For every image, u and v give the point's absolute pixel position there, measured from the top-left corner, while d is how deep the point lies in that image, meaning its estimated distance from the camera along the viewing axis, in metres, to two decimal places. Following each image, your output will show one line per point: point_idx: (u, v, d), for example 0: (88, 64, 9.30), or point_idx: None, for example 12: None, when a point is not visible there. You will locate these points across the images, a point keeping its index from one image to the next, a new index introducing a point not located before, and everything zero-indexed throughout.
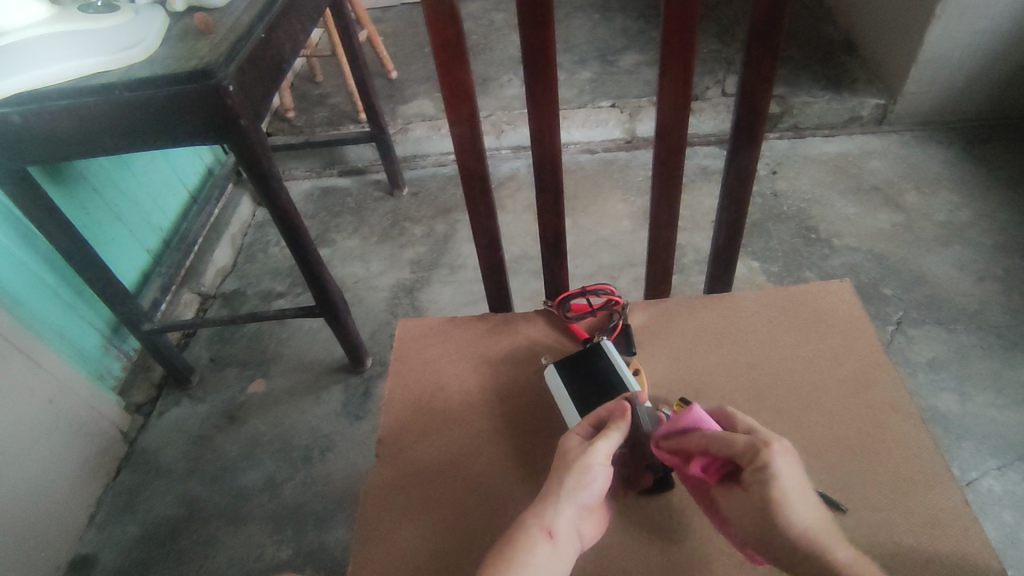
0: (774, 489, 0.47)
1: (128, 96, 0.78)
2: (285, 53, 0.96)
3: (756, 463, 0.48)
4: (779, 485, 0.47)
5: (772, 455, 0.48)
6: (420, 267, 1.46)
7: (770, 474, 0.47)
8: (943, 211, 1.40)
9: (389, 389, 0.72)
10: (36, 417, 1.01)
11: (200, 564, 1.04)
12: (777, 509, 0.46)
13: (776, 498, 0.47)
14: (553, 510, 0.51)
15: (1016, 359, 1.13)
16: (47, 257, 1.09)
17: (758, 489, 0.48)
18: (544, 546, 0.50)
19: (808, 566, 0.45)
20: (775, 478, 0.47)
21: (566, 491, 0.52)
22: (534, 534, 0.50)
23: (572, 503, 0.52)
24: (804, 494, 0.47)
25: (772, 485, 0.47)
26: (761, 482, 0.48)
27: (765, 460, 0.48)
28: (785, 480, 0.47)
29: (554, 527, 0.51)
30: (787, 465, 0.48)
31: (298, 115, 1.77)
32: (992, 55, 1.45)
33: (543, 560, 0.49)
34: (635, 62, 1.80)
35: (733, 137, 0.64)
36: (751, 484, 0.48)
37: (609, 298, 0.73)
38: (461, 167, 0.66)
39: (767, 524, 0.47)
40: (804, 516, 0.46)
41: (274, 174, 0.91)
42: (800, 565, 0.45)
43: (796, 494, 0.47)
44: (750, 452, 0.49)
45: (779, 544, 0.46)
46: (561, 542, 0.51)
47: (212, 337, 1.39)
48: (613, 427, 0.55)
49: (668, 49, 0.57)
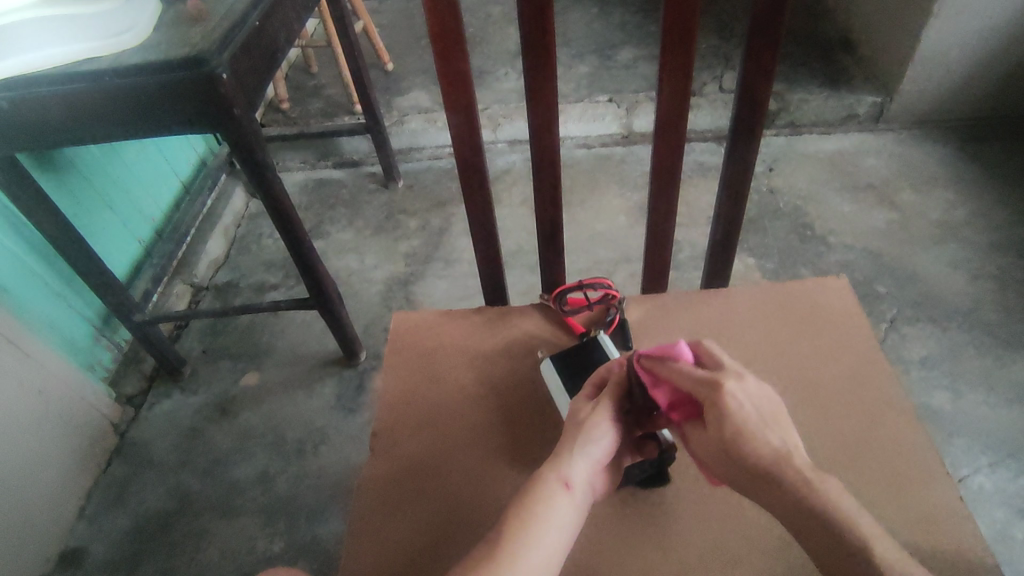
0: (733, 423, 0.48)
1: (119, 83, 0.77)
2: (280, 41, 0.95)
3: (712, 399, 0.50)
4: (737, 418, 0.48)
5: (727, 389, 0.50)
6: (415, 260, 1.45)
7: (728, 407, 0.49)
8: (938, 210, 1.40)
9: (385, 382, 0.71)
10: (24, 408, 0.99)
11: (191, 557, 1.03)
12: (740, 443, 0.48)
13: (735, 431, 0.48)
14: (568, 463, 0.53)
15: (1008, 357, 1.14)
16: (36, 246, 1.07)
17: (719, 426, 0.49)
18: (561, 496, 0.51)
19: (779, 498, 0.46)
20: (732, 412, 0.49)
21: (579, 447, 0.54)
22: (551, 486, 0.52)
23: (587, 457, 0.54)
24: (766, 425, 0.49)
25: (730, 420, 0.48)
26: (721, 417, 0.49)
27: (722, 395, 0.50)
28: (742, 412, 0.49)
29: (570, 478, 0.52)
30: (740, 399, 0.49)
31: (293, 105, 1.75)
32: (989, 55, 1.45)
33: (561, 510, 0.51)
34: (633, 57, 1.79)
35: (733, 132, 0.64)
36: (710, 420, 0.50)
37: (606, 292, 0.73)
38: (458, 158, 0.65)
39: (732, 458, 0.48)
40: (765, 448, 0.48)
41: (268, 165, 0.90)
42: (775, 499, 0.47)
43: (753, 423, 0.49)
44: (708, 387, 0.50)
45: (747, 476, 0.48)
46: (578, 492, 0.52)
47: (204, 329, 1.37)
48: (615, 385, 0.57)
49: (669, 40, 0.56)
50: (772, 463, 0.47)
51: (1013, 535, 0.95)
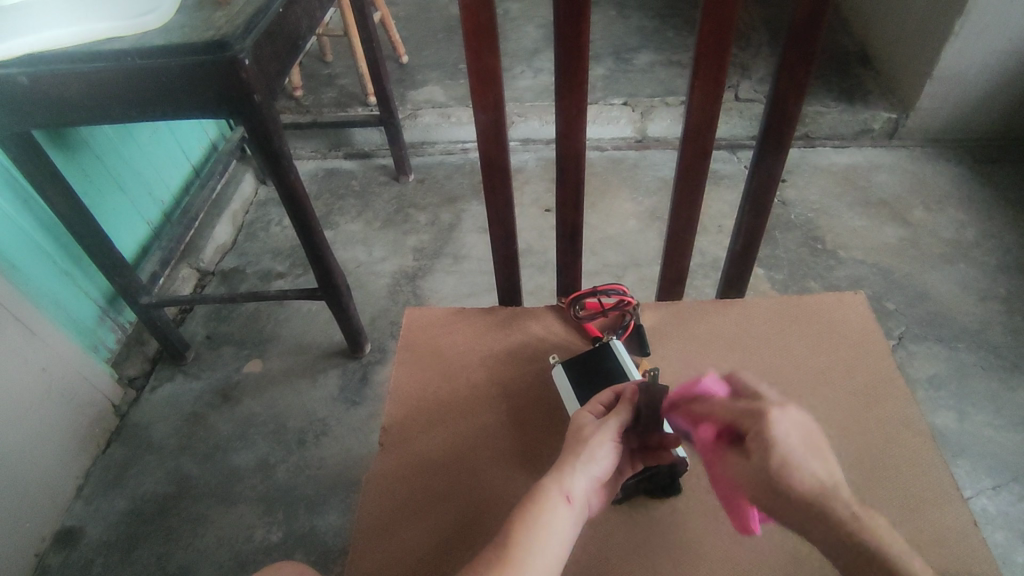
0: (778, 450, 0.48)
1: (141, 63, 0.76)
2: (302, 29, 0.94)
3: (758, 425, 0.49)
4: (783, 447, 0.48)
5: (773, 416, 0.49)
6: (424, 255, 1.45)
7: (774, 433, 0.48)
8: (950, 229, 1.40)
9: (396, 378, 0.71)
10: (28, 386, 0.99)
11: (189, 542, 1.03)
12: (785, 471, 0.47)
13: (781, 461, 0.47)
14: (571, 476, 0.53)
15: (1015, 380, 1.13)
16: (46, 223, 1.06)
17: (765, 454, 0.48)
18: (561, 509, 0.51)
19: (824, 525, 0.45)
20: (779, 438, 0.48)
21: (582, 462, 0.54)
22: (553, 498, 0.52)
23: (587, 474, 0.54)
24: (811, 456, 0.48)
25: (775, 448, 0.48)
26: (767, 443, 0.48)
27: (769, 421, 0.49)
28: (788, 442, 0.48)
29: (572, 492, 0.52)
30: (786, 428, 0.49)
31: (307, 94, 1.75)
32: (1007, 76, 1.45)
33: (561, 523, 0.51)
34: (650, 62, 1.79)
35: (760, 143, 0.63)
36: (753, 447, 0.49)
37: (621, 298, 0.72)
38: (482, 156, 0.65)
39: (775, 487, 0.47)
40: (810, 477, 0.47)
41: (285, 152, 0.89)
42: (820, 528, 0.45)
43: (801, 454, 0.48)
44: (755, 415, 0.50)
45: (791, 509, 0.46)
46: (577, 506, 0.52)
47: (209, 314, 1.37)
48: (622, 406, 0.57)
49: (703, 47, 0.56)
50: (818, 491, 0.46)
51: (1014, 559, 0.95)
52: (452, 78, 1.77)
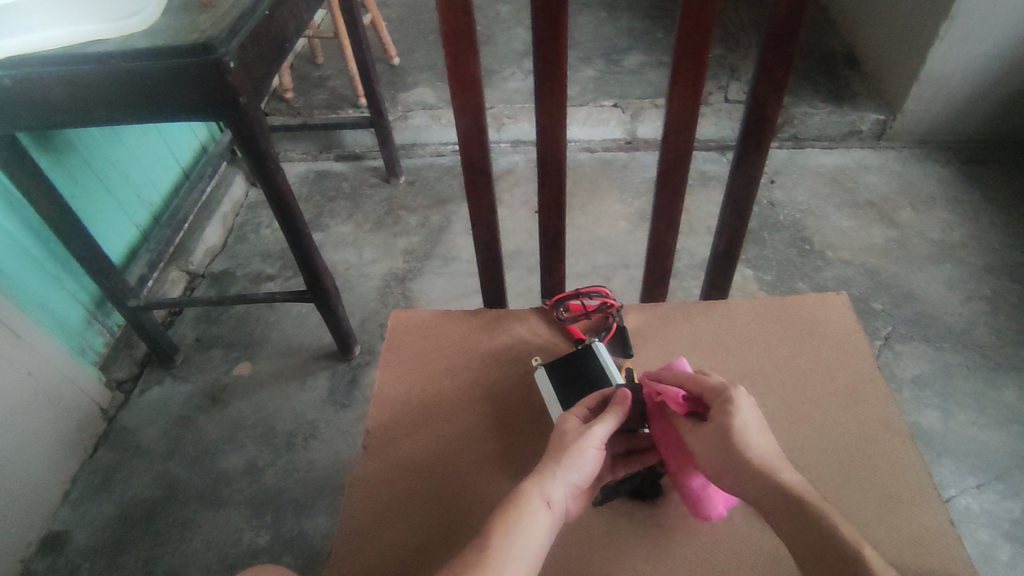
0: (737, 421, 0.53)
1: (123, 67, 0.76)
2: (288, 32, 0.94)
3: (720, 401, 0.55)
4: (740, 418, 0.53)
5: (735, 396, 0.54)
6: (413, 257, 1.45)
7: (733, 407, 0.54)
8: (936, 230, 1.41)
9: (380, 380, 0.71)
10: (14, 390, 0.98)
11: (176, 545, 1.03)
12: (740, 445, 0.52)
13: (738, 429, 0.52)
14: (551, 482, 0.53)
15: (999, 380, 1.14)
16: (32, 227, 1.06)
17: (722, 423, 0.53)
18: (541, 514, 0.52)
19: (759, 489, 0.50)
20: (737, 412, 0.53)
21: (562, 469, 0.54)
22: (532, 502, 0.52)
23: (566, 480, 0.54)
24: (763, 437, 0.53)
25: (734, 417, 0.53)
26: (721, 416, 0.54)
27: (729, 396, 0.55)
28: (746, 417, 0.53)
29: (551, 497, 0.53)
30: (748, 405, 0.54)
31: (297, 96, 1.75)
32: (993, 77, 1.46)
33: (539, 527, 0.51)
34: (639, 63, 1.79)
35: (739, 145, 0.64)
36: (710, 418, 0.55)
37: (603, 300, 0.73)
38: (464, 159, 0.65)
39: (731, 456, 0.52)
40: (761, 450, 0.52)
41: (271, 155, 0.89)
42: (751, 486, 0.50)
43: (754, 432, 0.53)
44: (717, 391, 0.56)
45: (739, 472, 0.51)
46: (556, 512, 0.53)
47: (198, 316, 1.37)
48: (612, 410, 0.57)
49: (681, 51, 0.56)
50: (766, 461, 0.51)
51: (998, 558, 0.95)
52: (442, 80, 1.77)
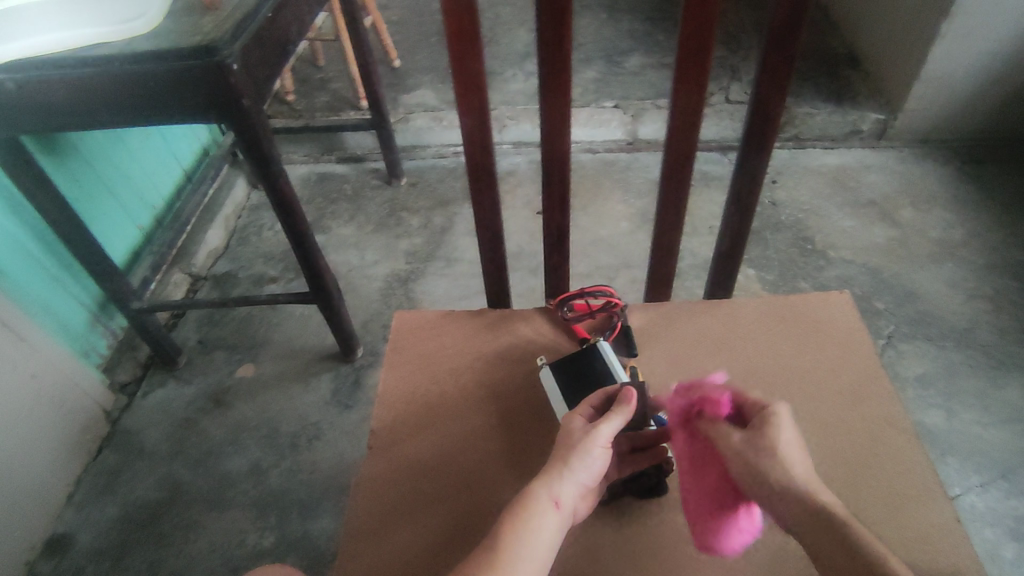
0: (778, 434, 0.52)
1: (128, 70, 0.77)
2: (291, 34, 0.95)
3: (764, 413, 0.53)
4: (784, 432, 0.52)
5: (779, 414, 0.53)
6: (416, 258, 1.45)
7: (777, 422, 0.53)
8: (938, 229, 1.41)
9: (385, 381, 0.71)
10: (19, 392, 0.99)
11: (180, 547, 1.03)
12: (779, 455, 0.51)
13: (779, 443, 0.51)
14: (559, 483, 0.53)
15: (1003, 378, 1.14)
16: (36, 229, 1.07)
17: (763, 434, 0.52)
18: (549, 515, 0.52)
19: (794, 505, 0.48)
20: (781, 426, 0.53)
21: (569, 469, 0.54)
22: (541, 504, 0.52)
23: (574, 480, 0.54)
24: (800, 454, 0.52)
25: (777, 431, 0.52)
26: (765, 426, 0.53)
27: (774, 411, 0.54)
28: (787, 433, 0.52)
29: (560, 497, 0.53)
30: (789, 422, 0.53)
31: (298, 98, 1.75)
32: (993, 76, 1.46)
33: (548, 528, 0.51)
34: (640, 64, 1.80)
35: (743, 143, 0.64)
36: (750, 430, 0.53)
37: (607, 299, 0.71)
38: (468, 159, 0.65)
39: (765, 464, 0.50)
40: (799, 465, 0.51)
41: (274, 156, 0.90)
42: (786, 500, 0.49)
43: (792, 447, 0.52)
44: (761, 405, 0.55)
45: (769, 479, 0.50)
46: (565, 512, 0.53)
47: (201, 319, 1.37)
48: (617, 410, 0.57)
49: (685, 51, 0.57)
50: (805, 478, 0.50)
51: (1003, 556, 0.95)
52: (443, 81, 1.78)
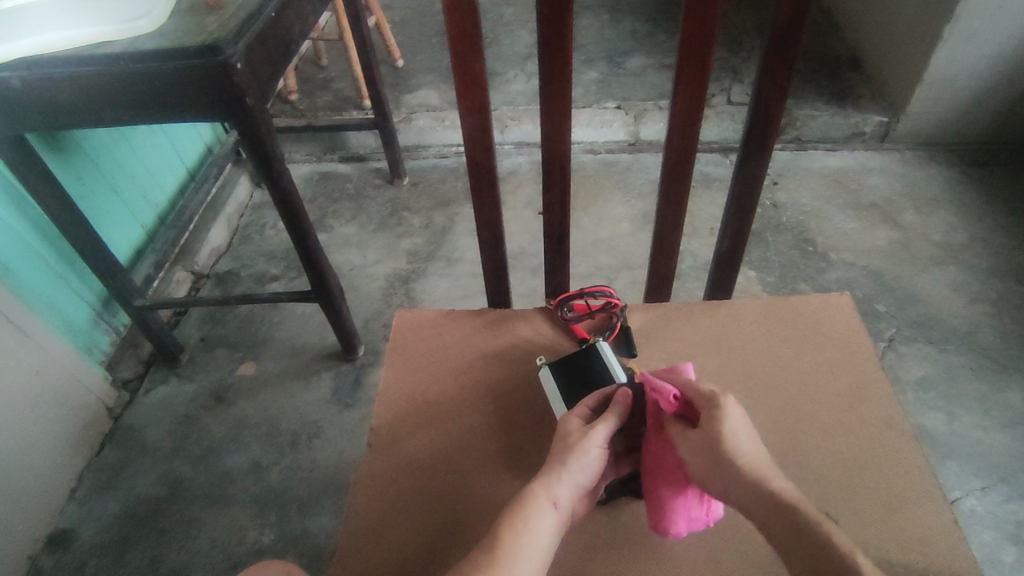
0: (725, 426, 0.52)
1: (133, 68, 0.77)
2: (294, 33, 0.95)
3: (712, 404, 0.53)
4: (729, 423, 0.52)
5: (726, 403, 0.53)
6: (417, 258, 1.45)
7: (723, 412, 0.53)
8: (940, 232, 1.41)
9: (385, 379, 0.71)
10: (22, 388, 0.99)
11: (181, 543, 1.03)
12: (728, 448, 0.51)
13: (727, 434, 0.51)
14: (557, 483, 0.54)
15: (1004, 381, 1.14)
16: (40, 227, 1.07)
17: (710, 428, 0.52)
18: (548, 515, 0.52)
19: (752, 497, 0.49)
20: (727, 419, 0.52)
21: (567, 470, 0.54)
22: (540, 504, 0.53)
23: (572, 481, 0.54)
24: (752, 441, 0.52)
25: (723, 423, 0.52)
26: (715, 420, 0.52)
27: (719, 401, 0.53)
28: (734, 422, 0.53)
29: (558, 498, 0.53)
30: (734, 409, 0.53)
31: (301, 97, 1.75)
32: (997, 79, 1.46)
33: (547, 527, 0.52)
34: (643, 66, 1.80)
35: (744, 145, 0.65)
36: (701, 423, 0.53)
37: (607, 300, 0.71)
38: (470, 160, 0.65)
39: (721, 458, 0.51)
40: (750, 455, 0.51)
41: (277, 155, 0.90)
42: (743, 492, 0.49)
43: (742, 436, 0.52)
44: (708, 395, 0.54)
45: (724, 475, 0.50)
46: (564, 513, 0.53)
47: (203, 317, 1.37)
48: (612, 411, 0.57)
49: (685, 53, 0.57)
50: (755, 467, 0.50)
51: (1002, 559, 0.95)
52: (446, 82, 1.78)
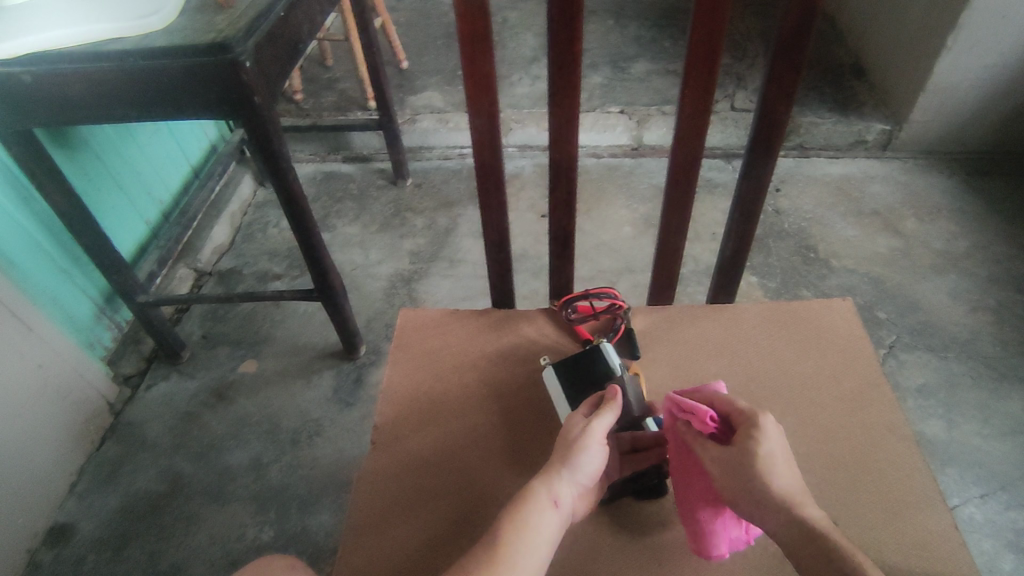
0: (760, 448, 0.53)
1: (142, 64, 0.77)
2: (303, 33, 0.95)
3: (750, 421, 0.54)
4: (766, 446, 0.53)
5: (764, 424, 0.54)
6: (420, 258, 1.46)
7: (761, 435, 0.53)
8: (941, 240, 1.41)
9: (388, 377, 0.72)
10: (26, 381, 1.00)
11: (180, 539, 1.03)
12: (761, 470, 0.52)
13: (763, 457, 0.52)
14: (557, 482, 0.54)
15: (1004, 389, 1.15)
16: (44, 221, 1.07)
17: (745, 449, 0.53)
18: (548, 514, 0.52)
19: (782, 521, 0.50)
20: (764, 440, 0.53)
21: (567, 467, 0.55)
22: (540, 502, 0.53)
23: (571, 479, 0.55)
24: (787, 465, 0.53)
25: (758, 445, 0.53)
26: (749, 440, 0.53)
27: (757, 422, 0.54)
28: (771, 444, 0.53)
29: (559, 497, 0.54)
30: (773, 431, 0.54)
31: (307, 97, 1.76)
32: (1000, 89, 1.47)
33: (547, 524, 0.52)
34: (647, 71, 1.81)
35: (750, 150, 0.65)
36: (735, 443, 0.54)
37: (612, 302, 0.72)
38: (476, 159, 0.66)
39: (751, 479, 0.52)
40: (785, 481, 0.52)
41: (283, 153, 0.90)
42: (772, 517, 0.51)
43: (778, 460, 0.53)
44: (746, 415, 0.55)
45: (755, 497, 0.51)
46: (564, 511, 0.53)
47: (205, 314, 1.38)
48: (609, 403, 0.58)
49: (693, 57, 0.57)
50: (788, 493, 0.51)
51: (1000, 566, 0.95)
52: (451, 84, 1.79)
